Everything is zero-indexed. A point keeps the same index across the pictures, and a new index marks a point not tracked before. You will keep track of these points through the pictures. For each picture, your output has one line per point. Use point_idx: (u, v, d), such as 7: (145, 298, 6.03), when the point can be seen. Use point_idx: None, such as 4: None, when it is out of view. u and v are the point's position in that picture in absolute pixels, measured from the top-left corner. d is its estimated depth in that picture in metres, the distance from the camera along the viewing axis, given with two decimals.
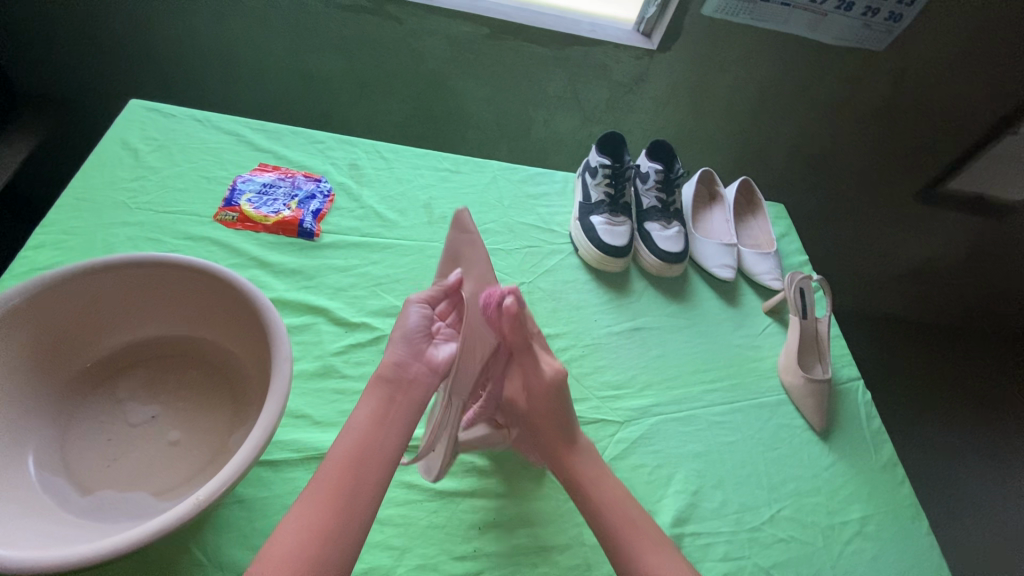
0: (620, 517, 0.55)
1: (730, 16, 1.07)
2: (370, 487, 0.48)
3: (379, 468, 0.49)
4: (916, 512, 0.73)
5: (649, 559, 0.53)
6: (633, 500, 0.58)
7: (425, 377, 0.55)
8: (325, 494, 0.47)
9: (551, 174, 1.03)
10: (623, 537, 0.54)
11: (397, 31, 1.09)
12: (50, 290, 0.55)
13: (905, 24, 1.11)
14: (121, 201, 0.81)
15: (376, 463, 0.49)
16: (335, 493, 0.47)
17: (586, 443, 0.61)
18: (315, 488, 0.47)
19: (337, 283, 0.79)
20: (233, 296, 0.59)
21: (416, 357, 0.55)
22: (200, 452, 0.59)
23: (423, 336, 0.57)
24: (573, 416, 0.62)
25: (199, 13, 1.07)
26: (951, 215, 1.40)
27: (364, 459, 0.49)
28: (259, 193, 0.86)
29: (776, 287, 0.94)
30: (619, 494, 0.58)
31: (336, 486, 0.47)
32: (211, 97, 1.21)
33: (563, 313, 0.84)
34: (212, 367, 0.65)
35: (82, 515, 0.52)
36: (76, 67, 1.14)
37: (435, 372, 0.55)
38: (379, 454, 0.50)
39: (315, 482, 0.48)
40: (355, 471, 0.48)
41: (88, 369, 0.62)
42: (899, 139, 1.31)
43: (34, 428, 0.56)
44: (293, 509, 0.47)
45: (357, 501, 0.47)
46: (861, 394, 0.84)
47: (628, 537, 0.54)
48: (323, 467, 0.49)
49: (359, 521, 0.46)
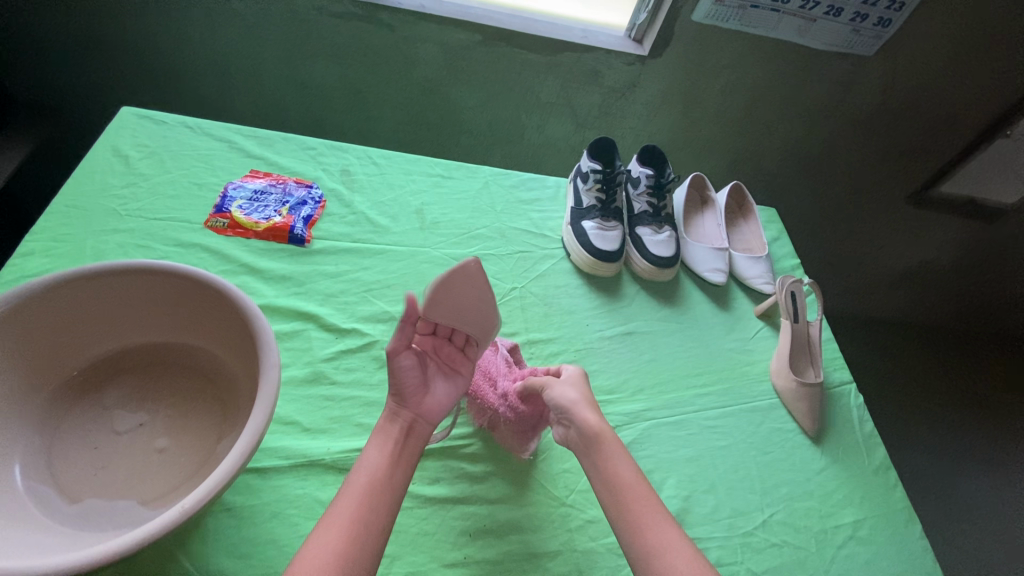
0: (632, 493, 0.55)
1: (720, 23, 1.07)
2: (384, 511, 0.50)
3: (392, 492, 0.52)
4: (910, 516, 0.73)
5: (658, 542, 0.52)
6: (645, 483, 0.57)
7: (422, 424, 0.59)
8: (343, 517, 0.49)
9: (543, 179, 1.03)
10: (632, 517, 0.54)
11: (390, 39, 1.09)
12: (35, 300, 0.55)
13: (894, 29, 1.11)
14: (111, 208, 0.81)
15: (391, 492, 0.52)
16: (355, 513, 0.49)
17: (601, 426, 0.60)
18: (332, 512, 0.49)
19: (328, 289, 0.79)
20: (222, 304, 0.59)
21: (412, 408, 0.59)
22: (188, 461, 0.59)
23: (416, 386, 0.60)
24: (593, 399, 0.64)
25: (190, 23, 1.07)
26: (942, 217, 1.39)
27: (381, 484, 0.52)
28: (250, 200, 0.86)
29: (767, 291, 0.94)
30: (633, 479, 0.57)
31: (353, 508, 0.49)
32: (204, 106, 1.22)
33: (554, 318, 0.84)
34: (201, 374, 0.65)
35: (67, 523, 0.52)
36: (68, 76, 1.14)
37: (430, 421, 0.60)
38: (395, 484, 0.53)
39: (331, 509, 0.50)
40: (372, 496, 0.51)
41: (74, 378, 0.61)
42: (890, 145, 1.32)
43: (20, 436, 0.55)
44: (311, 533, 0.48)
45: (376, 521, 0.49)
46: (853, 397, 0.84)
47: (637, 520, 0.54)
48: (340, 495, 0.51)
49: (373, 540, 0.48)
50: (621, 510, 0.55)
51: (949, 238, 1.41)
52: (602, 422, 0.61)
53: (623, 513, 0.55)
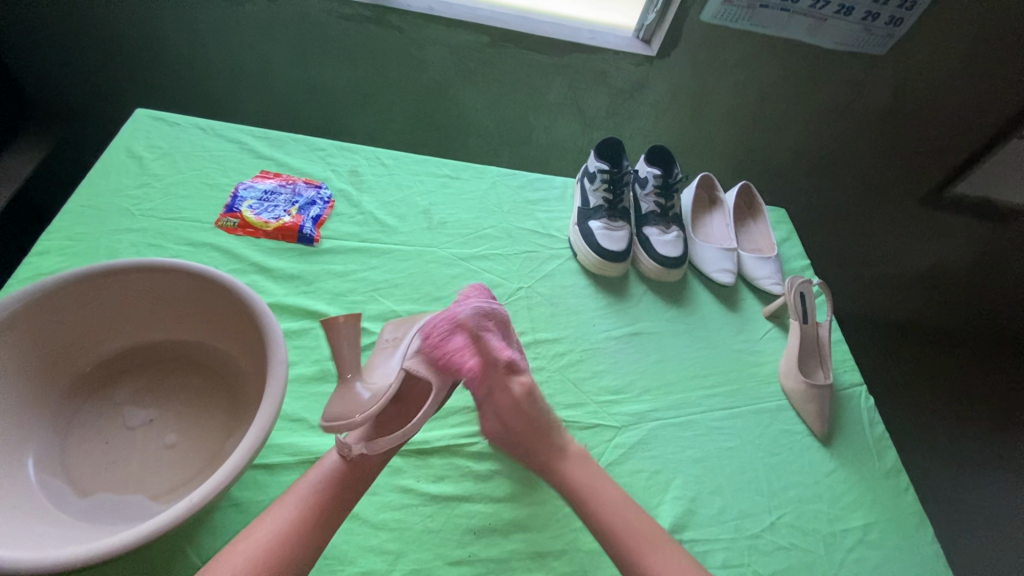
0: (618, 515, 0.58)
1: (729, 22, 1.07)
2: (341, 503, 0.55)
3: (358, 486, 0.57)
4: (921, 520, 0.72)
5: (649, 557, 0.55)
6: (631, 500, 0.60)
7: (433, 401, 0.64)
8: (301, 505, 0.53)
9: (550, 180, 1.04)
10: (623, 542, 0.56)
11: (399, 40, 1.10)
12: (47, 298, 0.56)
13: (906, 28, 1.10)
14: (125, 208, 0.82)
15: (358, 483, 0.57)
16: (311, 507, 0.53)
17: (578, 450, 0.64)
18: (306, 484, 0.55)
19: (336, 288, 0.80)
20: (232, 301, 0.60)
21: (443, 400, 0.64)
22: (198, 455, 0.59)
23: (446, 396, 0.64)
24: (557, 426, 0.65)
25: (202, 25, 1.09)
26: (960, 218, 1.39)
27: (349, 475, 0.56)
28: (260, 200, 0.87)
29: (777, 292, 0.93)
30: (619, 498, 0.59)
31: (328, 487, 0.55)
32: (215, 108, 1.23)
33: (561, 319, 0.84)
34: (210, 371, 0.65)
35: (80, 516, 0.53)
36: (83, 78, 1.16)
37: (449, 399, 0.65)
38: (367, 471, 0.58)
39: (292, 489, 0.55)
40: (334, 487, 0.55)
41: (85, 375, 0.62)
42: (902, 145, 1.30)
43: (33, 431, 0.57)
44: (271, 506, 0.53)
45: (329, 517, 0.54)
46: (863, 400, 0.83)
47: (634, 540, 0.56)
48: (307, 476, 0.56)
49: (321, 536, 0.53)
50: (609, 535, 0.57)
51: (966, 237, 1.40)
52: (581, 462, 0.62)
53: (614, 532, 0.57)
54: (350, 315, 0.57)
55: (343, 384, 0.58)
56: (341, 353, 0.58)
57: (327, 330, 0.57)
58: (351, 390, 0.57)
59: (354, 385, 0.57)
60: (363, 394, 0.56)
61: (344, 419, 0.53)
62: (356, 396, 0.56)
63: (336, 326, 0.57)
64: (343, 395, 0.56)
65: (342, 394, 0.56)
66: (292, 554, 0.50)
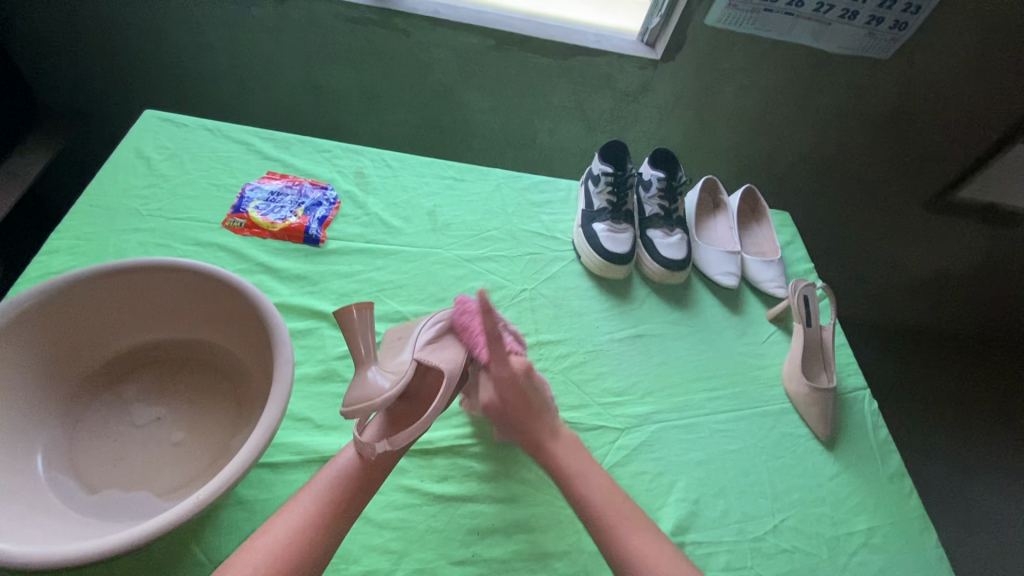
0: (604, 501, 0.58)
1: (734, 26, 1.07)
2: (354, 502, 0.55)
3: (369, 485, 0.57)
4: (925, 525, 0.72)
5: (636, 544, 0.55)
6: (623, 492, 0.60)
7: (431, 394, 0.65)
8: (311, 505, 0.53)
9: (554, 182, 1.04)
10: (616, 530, 0.56)
11: (404, 43, 1.11)
12: (57, 296, 0.56)
13: (910, 32, 1.10)
14: (133, 208, 0.83)
15: (370, 483, 0.57)
16: (326, 504, 0.54)
17: (569, 435, 0.64)
18: (315, 484, 0.55)
19: (341, 289, 0.80)
20: (239, 300, 0.60)
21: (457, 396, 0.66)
22: (204, 454, 0.60)
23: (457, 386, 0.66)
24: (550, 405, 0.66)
25: (210, 29, 1.10)
26: (962, 225, 1.38)
27: (362, 474, 0.56)
28: (267, 200, 0.88)
29: (780, 295, 0.94)
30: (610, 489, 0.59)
31: (338, 487, 0.55)
32: (221, 111, 1.24)
33: (564, 320, 0.84)
34: (217, 370, 0.66)
35: (87, 514, 0.53)
36: (91, 80, 1.18)
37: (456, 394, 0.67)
38: (383, 469, 0.58)
39: (306, 488, 0.55)
40: (348, 485, 0.55)
41: (93, 373, 0.63)
42: (909, 149, 1.30)
43: (44, 428, 0.57)
44: (283, 507, 0.54)
45: (343, 516, 0.54)
46: (867, 403, 0.83)
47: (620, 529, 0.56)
48: (321, 474, 0.56)
49: (334, 535, 0.53)
50: (606, 525, 0.57)
51: (970, 242, 1.39)
52: (583, 457, 0.62)
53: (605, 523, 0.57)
54: (364, 303, 0.59)
55: (360, 368, 0.57)
56: (355, 338, 0.58)
57: (339, 319, 0.58)
58: (368, 374, 0.57)
59: (370, 368, 0.57)
60: (382, 379, 0.56)
61: (367, 402, 0.54)
62: (375, 380, 0.56)
63: (349, 314, 0.58)
64: (360, 379, 0.56)
65: (359, 378, 0.56)
66: (303, 555, 0.50)
